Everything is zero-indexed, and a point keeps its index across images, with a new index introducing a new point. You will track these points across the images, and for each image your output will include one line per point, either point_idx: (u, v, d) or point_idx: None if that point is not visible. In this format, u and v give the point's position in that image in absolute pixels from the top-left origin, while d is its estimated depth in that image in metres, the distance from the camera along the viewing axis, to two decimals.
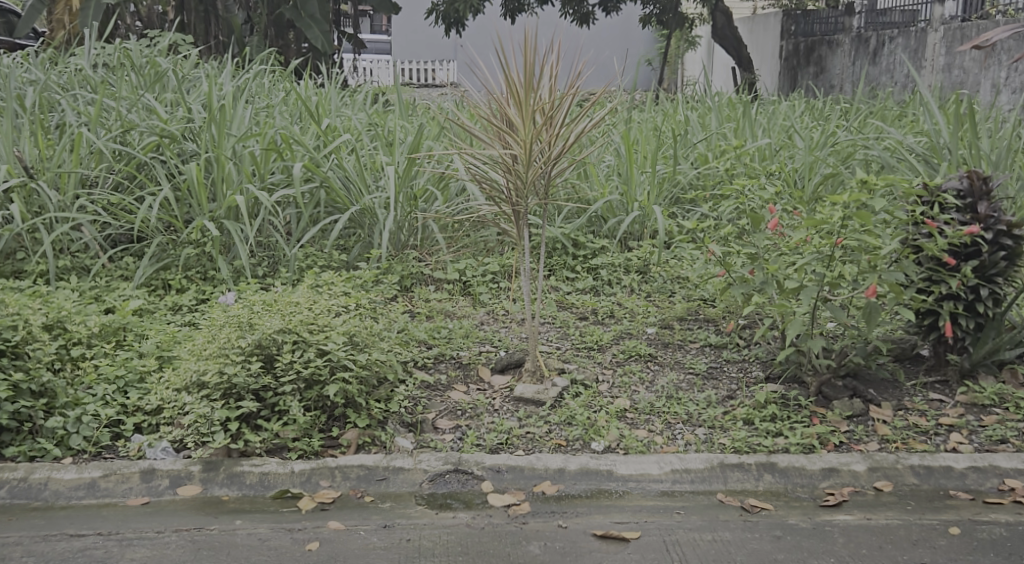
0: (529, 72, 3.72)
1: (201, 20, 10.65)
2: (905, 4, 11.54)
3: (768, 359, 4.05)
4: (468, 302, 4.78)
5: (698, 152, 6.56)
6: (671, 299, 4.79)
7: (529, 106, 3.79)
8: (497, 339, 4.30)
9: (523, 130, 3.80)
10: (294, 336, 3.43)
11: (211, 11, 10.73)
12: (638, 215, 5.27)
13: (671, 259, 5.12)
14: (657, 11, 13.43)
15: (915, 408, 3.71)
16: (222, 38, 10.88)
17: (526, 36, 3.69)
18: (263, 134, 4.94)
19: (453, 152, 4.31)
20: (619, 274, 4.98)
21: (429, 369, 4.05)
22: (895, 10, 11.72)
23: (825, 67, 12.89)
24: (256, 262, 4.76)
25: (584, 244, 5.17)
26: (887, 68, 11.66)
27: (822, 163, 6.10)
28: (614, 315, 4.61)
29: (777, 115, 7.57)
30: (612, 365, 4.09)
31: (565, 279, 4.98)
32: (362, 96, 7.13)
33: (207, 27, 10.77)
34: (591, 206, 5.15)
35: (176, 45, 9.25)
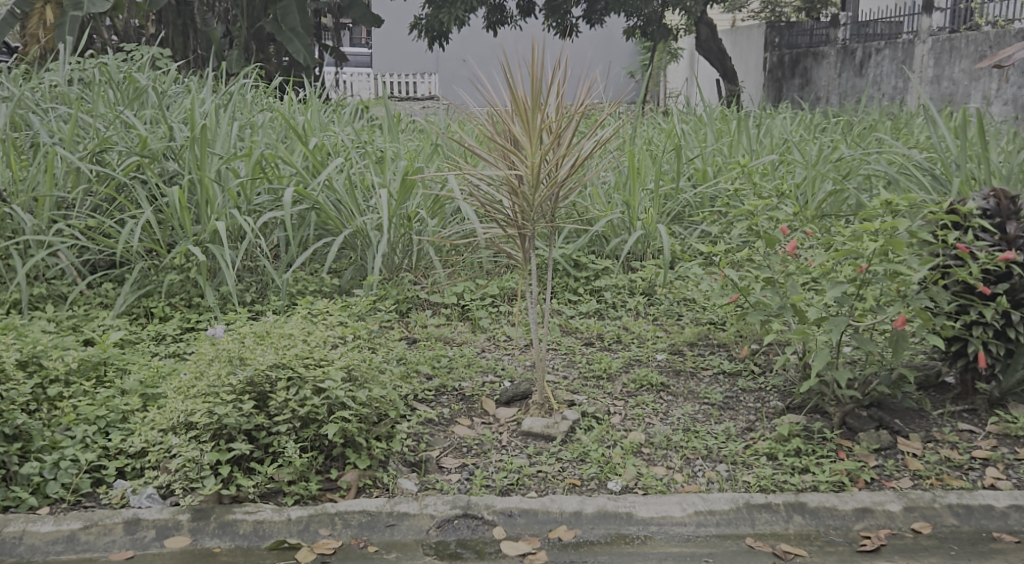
0: (535, 89, 3.52)
1: (180, 33, 10.44)
2: (891, 16, 11.45)
3: (787, 389, 3.86)
4: (467, 328, 4.57)
5: (697, 167, 6.38)
6: (679, 323, 4.59)
7: (536, 125, 3.59)
8: (500, 368, 4.09)
9: (530, 149, 3.61)
10: (289, 372, 3.20)
11: (190, 24, 10.49)
12: (641, 235, 5.07)
13: (677, 279, 4.93)
14: (642, 23, 13.31)
15: (945, 440, 3.52)
16: (201, 52, 10.64)
17: (532, 51, 3.49)
18: (250, 153, 4.71)
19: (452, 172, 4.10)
20: (623, 296, 4.79)
21: (431, 402, 3.82)
22: (880, 21, 11.64)
23: (811, 79, 12.77)
24: (244, 288, 4.53)
25: (586, 265, 4.98)
26: (874, 80, 11.56)
27: (825, 179, 5.93)
28: (621, 341, 4.40)
29: (773, 128, 7.40)
30: (623, 396, 3.88)
31: (568, 302, 4.78)
32: (348, 111, 6.91)
33: (185, 41, 10.56)
34: (593, 226, 4.95)
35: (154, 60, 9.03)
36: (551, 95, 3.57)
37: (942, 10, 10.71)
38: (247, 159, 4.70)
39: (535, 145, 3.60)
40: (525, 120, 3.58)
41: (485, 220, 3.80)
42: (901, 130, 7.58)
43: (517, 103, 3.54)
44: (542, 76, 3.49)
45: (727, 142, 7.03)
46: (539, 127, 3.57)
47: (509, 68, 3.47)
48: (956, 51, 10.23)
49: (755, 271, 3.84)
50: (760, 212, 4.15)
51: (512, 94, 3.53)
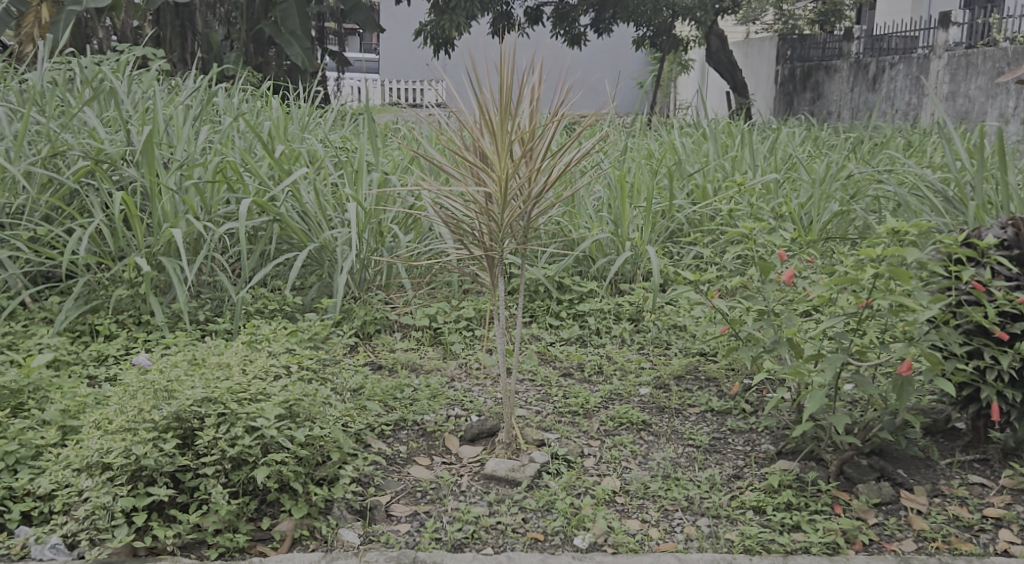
0: (505, 97, 3.19)
1: (177, 35, 10.17)
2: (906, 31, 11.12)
3: (779, 431, 3.51)
4: (437, 353, 4.23)
5: (696, 183, 6.04)
6: (667, 354, 4.24)
7: (506, 137, 3.25)
8: (468, 401, 3.75)
9: (499, 165, 3.26)
10: (221, 408, 2.88)
11: (188, 26, 10.23)
12: (630, 255, 4.72)
13: (667, 304, 4.58)
14: (651, 34, 12.99)
15: (953, 495, 3.17)
16: (199, 54, 10.38)
17: (502, 54, 3.16)
18: (209, 161, 4.39)
19: (420, 189, 3.78)
20: (609, 322, 4.44)
21: (388, 438, 3.49)
22: (894, 36, 11.31)
23: (822, 93, 12.41)
24: (198, 306, 4.22)
25: (570, 287, 4.64)
26: (887, 96, 11.20)
27: (831, 199, 5.57)
28: (603, 372, 4.06)
29: (779, 144, 7.04)
30: (600, 435, 3.53)
31: (549, 327, 4.44)
32: (333, 118, 6.59)
33: (183, 42, 10.29)
34: (578, 246, 4.62)
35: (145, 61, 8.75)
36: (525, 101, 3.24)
37: (959, 25, 10.35)
38: (207, 166, 4.39)
39: (505, 160, 3.25)
40: (493, 133, 3.23)
41: (449, 241, 3.44)
42: (914, 148, 7.21)
43: (485, 113, 3.21)
44: (511, 84, 3.16)
45: (730, 158, 6.68)
46: (508, 140, 3.23)
47: (476, 74, 3.15)
48: (974, 68, 9.86)
49: (746, 301, 3.50)
50: (756, 237, 3.80)
51: (480, 101, 3.20)
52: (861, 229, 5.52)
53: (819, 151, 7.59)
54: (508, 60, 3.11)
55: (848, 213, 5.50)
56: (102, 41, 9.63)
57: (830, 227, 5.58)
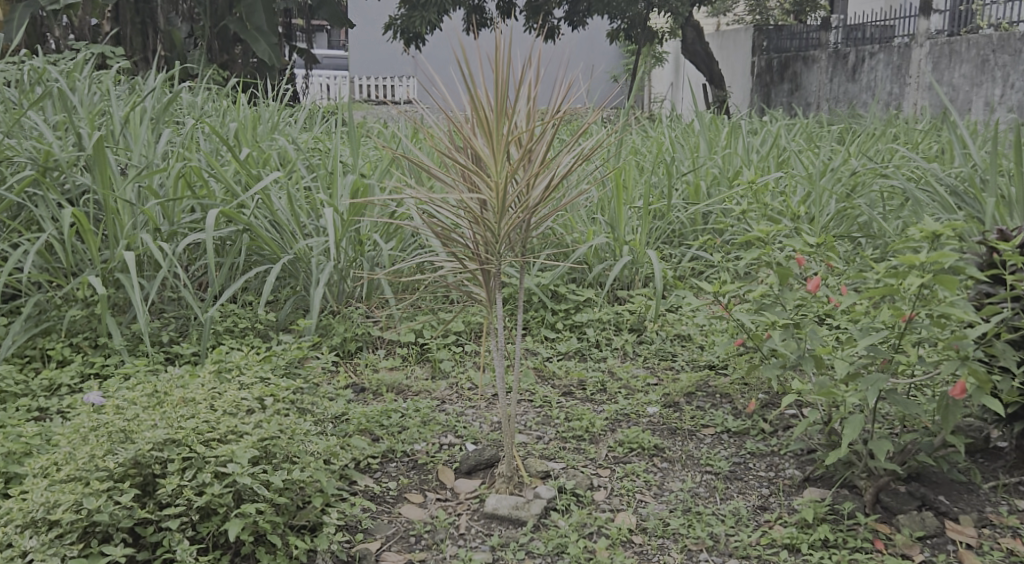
0: (501, 93, 2.86)
1: (139, 33, 9.75)
2: (884, 20, 10.90)
3: (806, 454, 3.20)
4: (425, 372, 3.90)
5: (689, 181, 5.73)
6: (673, 368, 3.92)
7: (502, 139, 2.91)
8: (461, 427, 3.41)
9: (495, 170, 2.92)
10: (185, 452, 2.53)
11: (150, 23, 9.80)
12: (628, 261, 4.40)
13: (669, 312, 4.27)
14: (626, 26, 12.72)
15: (1004, 524, 2.87)
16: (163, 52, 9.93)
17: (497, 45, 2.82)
18: (170, 166, 4.02)
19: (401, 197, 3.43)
20: (608, 333, 4.12)
21: (375, 472, 3.15)
22: (872, 24, 11.08)
23: (800, 84, 12.15)
24: (162, 325, 3.85)
25: (565, 296, 4.31)
26: (868, 85, 10.98)
27: (833, 195, 5.28)
28: (606, 391, 3.73)
29: (771, 136, 6.75)
30: (609, 463, 3.21)
31: (544, 340, 4.11)
32: (303, 116, 6.22)
33: (145, 40, 9.87)
34: (573, 252, 4.29)
35: (104, 60, 8.33)
36: (522, 98, 2.92)
37: (941, 12, 10.09)
38: (168, 172, 4.02)
39: (502, 164, 2.91)
40: (488, 134, 2.89)
41: (438, 254, 3.09)
42: (907, 137, 6.92)
43: (479, 112, 2.87)
44: (509, 80, 2.83)
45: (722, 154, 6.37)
46: (506, 142, 2.89)
47: (469, 67, 2.81)
48: (957, 55, 9.60)
49: (766, 314, 3.18)
50: (772, 240, 3.48)
51: (473, 98, 2.87)
52: (865, 227, 5.23)
53: (812, 143, 7.29)
54: (507, 53, 2.79)
55: (851, 208, 5.21)
56: (59, 40, 9.19)
57: (832, 225, 5.29)
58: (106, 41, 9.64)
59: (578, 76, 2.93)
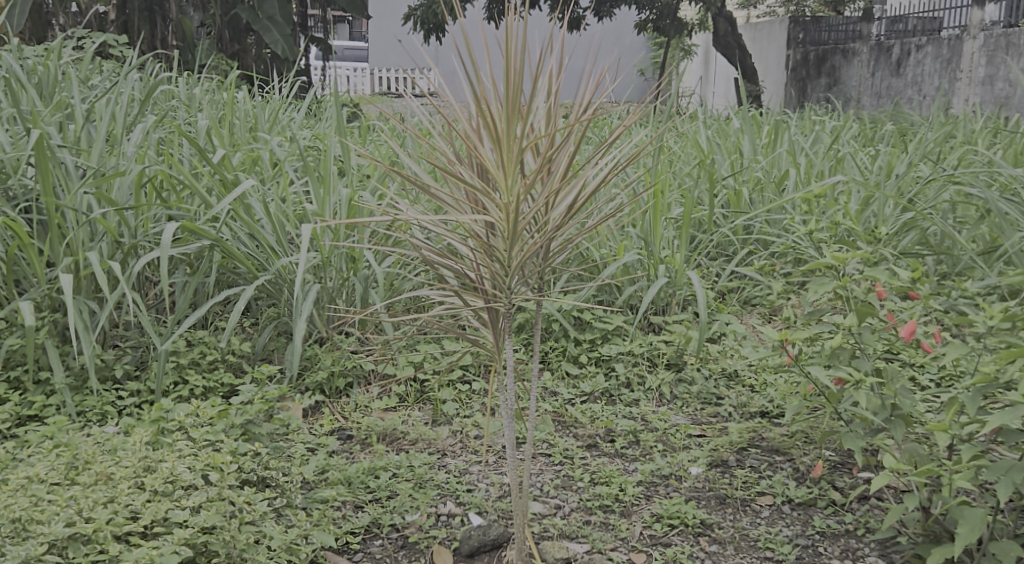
0: (513, 85, 2.25)
1: (148, 21, 9.20)
2: (931, 10, 10.14)
3: (889, 536, 2.59)
4: (424, 416, 3.31)
5: (731, 188, 5.10)
6: (719, 416, 3.31)
7: (514, 145, 2.27)
8: (464, 492, 2.81)
9: (505, 185, 2.29)
10: (95, 554, 1.96)
11: (158, 11, 9.22)
12: (665, 283, 3.78)
13: (712, 345, 3.65)
14: (653, 17, 12.16)
15: None
16: (173, 41, 9.37)
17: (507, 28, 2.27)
18: (129, 169, 3.41)
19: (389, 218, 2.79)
20: (641, 371, 3.51)
21: (355, 553, 2.56)
22: (914, 16, 10.33)
23: (839, 79, 11.42)
24: (115, 358, 3.26)
25: (592, 323, 3.70)
26: (914, 80, 10.25)
27: (898, 204, 4.63)
28: (640, 444, 3.11)
29: (820, 136, 6.10)
30: (644, 545, 2.61)
31: (566, 377, 3.51)
32: (303, 110, 5.64)
33: (154, 29, 9.33)
34: (601, 273, 3.67)
35: (103, 50, 7.79)
36: (541, 91, 2.42)
37: (997, 2, 9.31)
38: (127, 176, 3.41)
39: (513, 178, 2.28)
40: (496, 140, 2.25)
41: (432, 288, 2.47)
42: (970, 136, 6.25)
43: (485, 112, 2.25)
44: (523, 72, 2.22)
45: (767, 155, 5.73)
46: (519, 149, 2.25)
47: (472, 54, 2.25)
48: (1015, 48, 8.82)
49: (843, 363, 2.55)
50: (847, 268, 2.85)
51: (477, 94, 2.26)
52: (933, 242, 4.58)
53: (864, 141, 6.62)
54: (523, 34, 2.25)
55: (917, 220, 4.56)
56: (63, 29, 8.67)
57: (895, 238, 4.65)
58: (110, 29, 9.07)
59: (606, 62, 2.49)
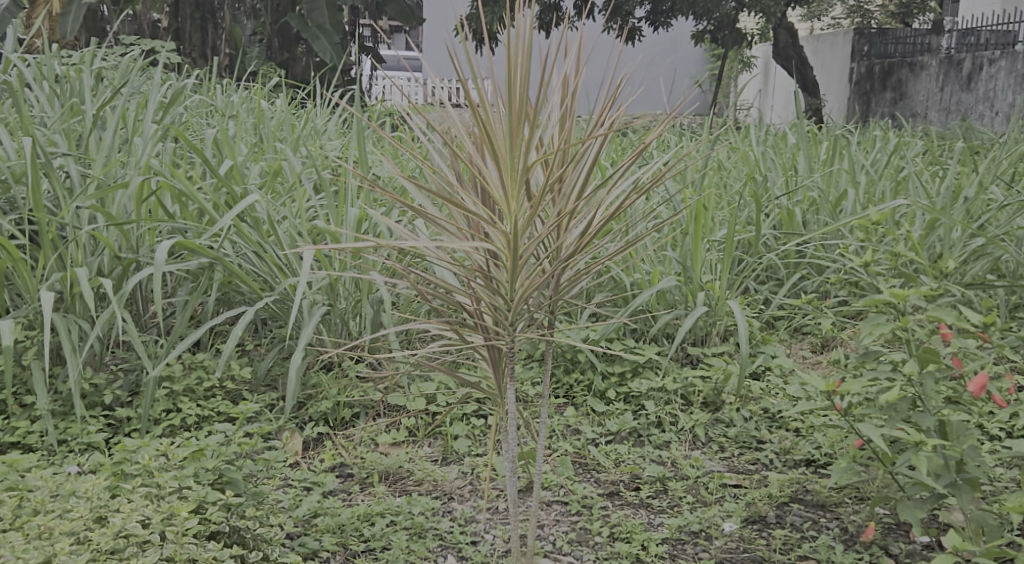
0: (517, 92, 1.97)
1: (198, 28, 9.06)
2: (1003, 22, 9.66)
3: None
4: (435, 454, 3.05)
5: (783, 208, 4.76)
6: (758, 462, 2.99)
7: (519, 162, 1.99)
8: (468, 545, 2.54)
9: (508, 209, 2.01)
10: None
11: (210, 18, 9.11)
12: (704, 313, 3.48)
13: (754, 383, 3.34)
14: (712, 27, 11.80)
15: None
16: (222, 49, 9.23)
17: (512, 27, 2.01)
18: (129, 179, 3.20)
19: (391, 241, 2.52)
20: (674, 409, 3.20)
21: None
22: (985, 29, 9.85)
23: (906, 93, 10.93)
24: (105, 382, 3.04)
25: (622, 355, 3.40)
26: (984, 96, 9.74)
27: (966, 230, 4.26)
28: (668, 494, 2.81)
29: (881, 154, 5.73)
30: None
31: (591, 414, 3.22)
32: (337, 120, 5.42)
33: (205, 36, 9.20)
34: (634, 300, 3.38)
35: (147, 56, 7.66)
36: (554, 99, 2.15)
37: None
38: (126, 187, 3.19)
39: (517, 200, 2.00)
40: (497, 156, 1.98)
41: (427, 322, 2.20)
42: None
43: (484, 125, 1.98)
44: (529, 79, 1.94)
45: (824, 173, 5.38)
46: (523, 168, 1.97)
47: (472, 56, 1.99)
48: None
49: (895, 418, 2.24)
50: (907, 305, 2.53)
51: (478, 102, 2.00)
52: (1005, 271, 4.21)
53: (930, 159, 6.22)
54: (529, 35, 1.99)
55: (988, 247, 4.19)
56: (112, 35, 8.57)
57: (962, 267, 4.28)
58: (161, 35, 8.98)
59: (630, 65, 2.23)
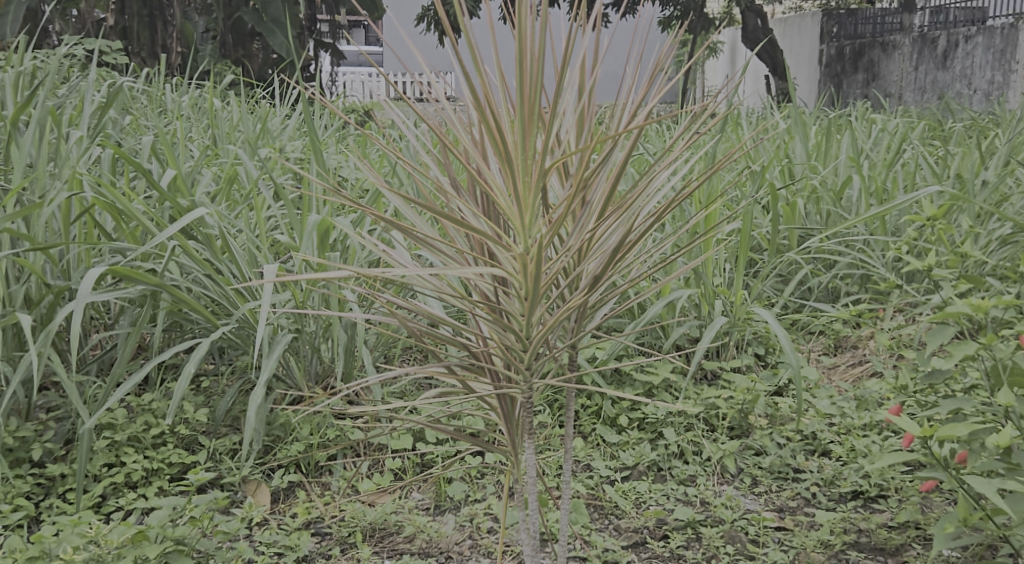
0: (532, 77, 1.56)
1: (147, 26, 8.50)
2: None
3: None
4: (427, 502, 2.63)
5: (787, 200, 4.39)
6: (800, 497, 2.60)
7: (533, 165, 1.58)
8: None
9: (522, 225, 1.59)
10: None
11: (159, 15, 8.56)
12: (720, 325, 3.09)
13: (782, 403, 2.96)
14: (680, 13, 11.42)
15: None
16: (174, 49, 8.69)
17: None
18: (55, 196, 2.73)
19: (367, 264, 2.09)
20: (697, 437, 2.80)
21: None
22: (953, 6, 9.44)
23: (878, 73, 10.56)
24: (33, 436, 2.58)
25: (632, 376, 3.00)
26: (962, 74, 9.29)
27: (991, 217, 3.89)
28: (702, 542, 2.42)
29: (881, 136, 5.36)
30: None
31: (602, 446, 2.82)
32: (295, 119, 4.97)
33: (154, 34, 8.64)
34: (643, 313, 2.98)
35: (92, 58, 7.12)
36: (570, 87, 1.76)
37: None
38: (50, 206, 2.72)
39: (533, 212, 1.59)
40: (507, 160, 1.56)
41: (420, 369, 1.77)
42: None
43: (489, 120, 1.56)
44: (546, 60, 1.53)
45: (823, 160, 5.01)
46: (540, 171, 1.56)
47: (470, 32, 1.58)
48: None
49: (980, 453, 1.95)
50: (983, 316, 2.14)
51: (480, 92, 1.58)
52: None
53: (930, 139, 5.86)
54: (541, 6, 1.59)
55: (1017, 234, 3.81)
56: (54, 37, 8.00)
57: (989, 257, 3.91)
58: (108, 35, 8.40)
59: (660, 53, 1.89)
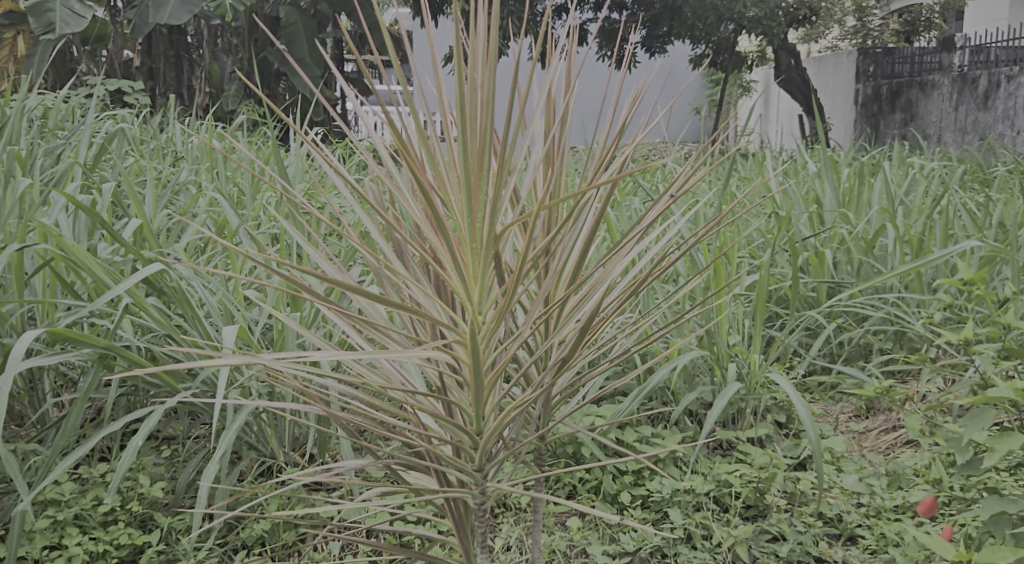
0: (479, 130, 1.37)
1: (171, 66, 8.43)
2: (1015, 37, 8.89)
3: None
4: None
5: (815, 249, 4.09)
6: None
7: (481, 229, 1.38)
8: None
9: (471, 298, 1.40)
10: None
11: (185, 56, 8.48)
12: (735, 391, 2.81)
13: (801, 478, 2.66)
14: (712, 52, 11.18)
15: None
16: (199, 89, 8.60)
17: (467, 40, 1.41)
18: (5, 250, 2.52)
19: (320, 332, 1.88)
20: (706, 520, 2.52)
21: None
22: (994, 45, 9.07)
23: (917, 113, 10.23)
24: None
25: (638, 447, 2.73)
26: (1004, 115, 8.86)
27: None
28: None
29: (919, 180, 5.04)
30: None
31: (600, 527, 2.54)
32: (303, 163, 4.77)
33: (179, 75, 8.56)
34: (648, 379, 2.70)
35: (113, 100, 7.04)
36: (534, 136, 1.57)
37: None
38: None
39: (482, 284, 1.41)
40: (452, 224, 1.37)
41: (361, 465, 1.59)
42: None
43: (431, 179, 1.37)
44: (493, 111, 1.35)
45: (856, 206, 4.71)
46: (489, 237, 1.38)
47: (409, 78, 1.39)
48: None
49: None
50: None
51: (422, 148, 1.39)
52: None
53: (975, 183, 5.51)
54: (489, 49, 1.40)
55: None
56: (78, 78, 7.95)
57: None
58: (134, 76, 8.28)
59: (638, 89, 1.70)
